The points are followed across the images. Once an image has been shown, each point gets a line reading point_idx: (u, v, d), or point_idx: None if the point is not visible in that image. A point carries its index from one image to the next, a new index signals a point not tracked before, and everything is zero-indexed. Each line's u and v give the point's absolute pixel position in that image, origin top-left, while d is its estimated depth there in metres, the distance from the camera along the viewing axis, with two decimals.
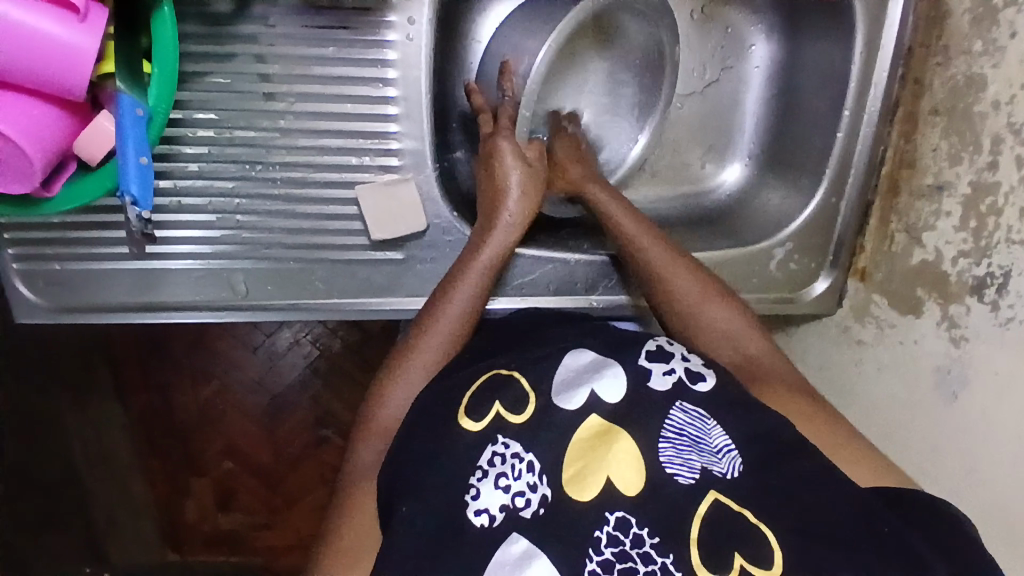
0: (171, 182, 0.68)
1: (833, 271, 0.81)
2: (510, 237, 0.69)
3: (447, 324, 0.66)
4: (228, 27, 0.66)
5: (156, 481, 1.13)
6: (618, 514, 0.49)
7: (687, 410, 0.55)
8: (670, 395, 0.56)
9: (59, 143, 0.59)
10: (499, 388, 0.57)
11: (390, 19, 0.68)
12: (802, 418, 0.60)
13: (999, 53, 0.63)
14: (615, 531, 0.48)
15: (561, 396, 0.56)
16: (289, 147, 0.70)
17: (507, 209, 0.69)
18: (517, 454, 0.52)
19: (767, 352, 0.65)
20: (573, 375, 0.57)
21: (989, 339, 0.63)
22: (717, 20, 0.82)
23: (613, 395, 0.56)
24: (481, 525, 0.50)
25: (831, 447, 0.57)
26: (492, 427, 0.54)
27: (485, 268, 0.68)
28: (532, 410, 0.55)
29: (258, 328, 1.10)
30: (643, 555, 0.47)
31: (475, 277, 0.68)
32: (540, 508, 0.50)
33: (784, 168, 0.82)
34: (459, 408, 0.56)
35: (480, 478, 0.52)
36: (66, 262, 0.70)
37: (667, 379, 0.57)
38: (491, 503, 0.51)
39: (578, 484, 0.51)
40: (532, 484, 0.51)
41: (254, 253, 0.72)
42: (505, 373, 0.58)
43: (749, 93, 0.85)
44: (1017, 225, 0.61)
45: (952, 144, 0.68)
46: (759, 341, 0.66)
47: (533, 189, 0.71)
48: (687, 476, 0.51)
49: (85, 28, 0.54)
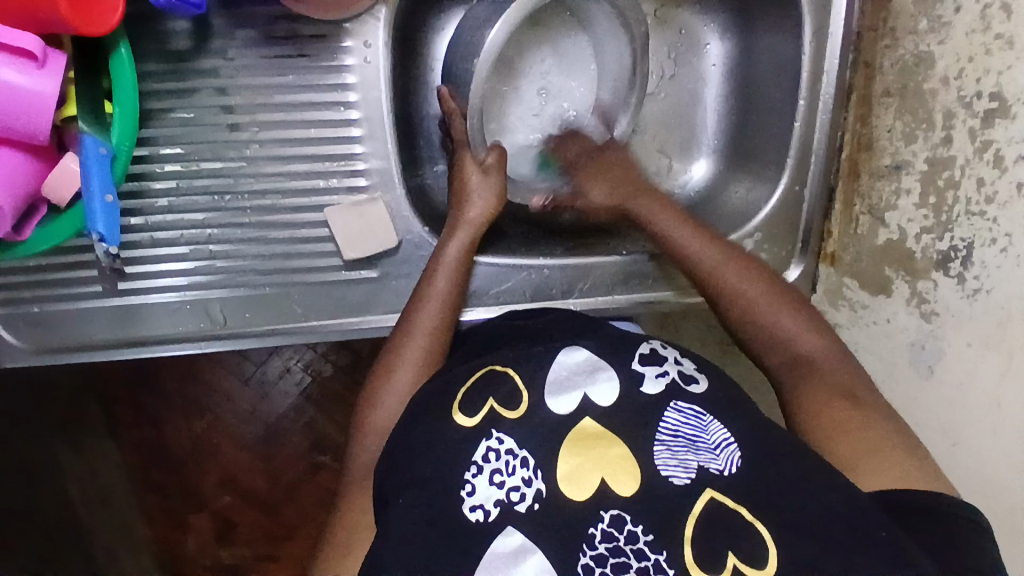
0: (142, 219, 0.70)
1: (803, 258, 0.82)
2: (473, 235, 0.72)
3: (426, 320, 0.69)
4: (187, 62, 0.68)
5: (154, 519, 1.12)
6: (613, 511, 0.50)
7: (683, 409, 0.56)
8: (663, 398, 0.56)
9: (27, 186, 0.60)
10: (492, 384, 0.58)
11: (346, 44, 0.69)
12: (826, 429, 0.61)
13: (945, 28, 0.65)
14: (610, 527, 0.50)
15: (553, 397, 0.56)
16: (257, 175, 0.71)
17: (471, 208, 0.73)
18: (511, 450, 0.53)
19: (827, 353, 0.67)
20: (567, 375, 0.58)
21: (959, 311, 0.64)
22: (671, 21, 0.84)
23: (607, 398, 0.56)
24: (476, 520, 0.51)
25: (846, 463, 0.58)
26: (486, 422, 0.55)
27: (452, 264, 0.71)
28: (526, 406, 0.56)
29: (248, 358, 1.11)
30: (637, 551, 0.49)
31: (445, 272, 0.70)
32: (535, 503, 0.51)
33: (748, 161, 0.84)
34: (454, 403, 0.57)
35: (475, 473, 0.52)
36: (44, 304, 0.71)
37: (661, 381, 0.58)
38: (486, 498, 0.51)
39: (573, 484, 0.52)
40: (527, 479, 0.52)
41: (230, 282, 0.72)
42: (498, 369, 0.59)
43: (708, 89, 0.86)
44: (976, 196, 0.62)
45: (906, 123, 0.70)
46: (819, 344, 0.68)
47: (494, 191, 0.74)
48: (682, 476, 0.51)
49: (46, 74, 0.55)
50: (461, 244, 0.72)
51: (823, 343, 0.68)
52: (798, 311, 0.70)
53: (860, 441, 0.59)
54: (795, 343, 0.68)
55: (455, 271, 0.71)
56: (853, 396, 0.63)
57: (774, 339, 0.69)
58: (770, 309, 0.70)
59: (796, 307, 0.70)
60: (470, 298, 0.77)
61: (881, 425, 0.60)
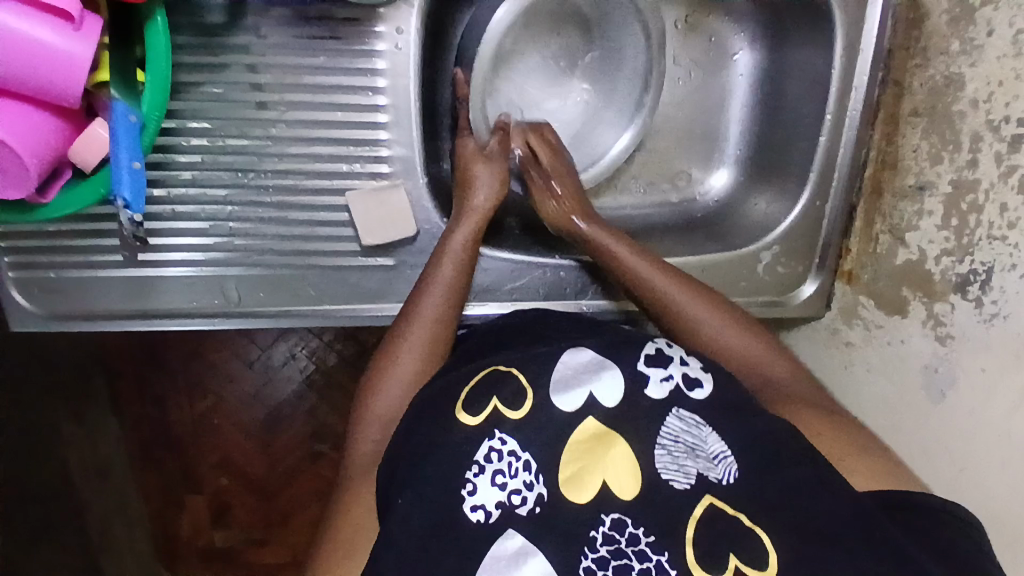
0: (164, 191, 0.70)
1: (820, 274, 0.81)
2: (479, 222, 0.72)
3: (430, 302, 0.69)
4: (220, 38, 0.68)
5: (151, 495, 1.12)
6: (614, 515, 0.50)
7: (684, 416, 0.55)
8: (666, 403, 0.55)
9: (55, 149, 0.60)
10: (497, 384, 0.56)
11: (379, 30, 0.70)
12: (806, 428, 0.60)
13: (977, 51, 0.65)
14: (611, 530, 0.50)
15: (558, 394, 0.55)
16: (281, 155, 0.71)
17: (475, 197, 0.73)
18: (514, 452, 0.53)
19: (794, 379, 0.66)
20: (571, 374, 0.57)
21: (976, 336, 0.64)
22: (701, 29, 0.84)
23: (610, 400, 0.56)
24: (477, 521, 0.50)
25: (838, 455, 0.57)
26: (490, 421, 0.54)
27: (458, 251, 0.71)
28: (531, 402, 0.55)
29: (255, 341, 1.11)
30: (638, 552, 0.49)
31: (452, 261, 0.70)
32: (536, 507, 0.51)
33: (770, 173, 0.84)
34: (458, 401, 0.57)
35: (476, 473, 0.52)
36: (61, 270, 0.71)
37: (664, 386, 0.57)
38: (487, 500, 0.51)
39: (576, 487, 0.52)
40: (529, 483, 0.52)
41: (247, 259, 0.72)
42: (503, 369, 0.58)
43: (734, 100, 0.86)
44: (998, 221, 0.62)
45: (932, 144, 0.70)
46: (785, 370, 0.67)
47: (497, 180, 0.75)
48: (682, 482, 0.52)
49: (81, 36, 0.56)
50: (467, 231, 0.72)
51: (790, 369, 0.67)
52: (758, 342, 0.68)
53: (842, 445, 0.58)
54: (761, 365, 0.67)
55: (461, 259, 0.71)
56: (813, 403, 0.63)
57: (732, 356, 0.68)
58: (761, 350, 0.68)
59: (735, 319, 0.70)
60: (482, 293, 0.77)
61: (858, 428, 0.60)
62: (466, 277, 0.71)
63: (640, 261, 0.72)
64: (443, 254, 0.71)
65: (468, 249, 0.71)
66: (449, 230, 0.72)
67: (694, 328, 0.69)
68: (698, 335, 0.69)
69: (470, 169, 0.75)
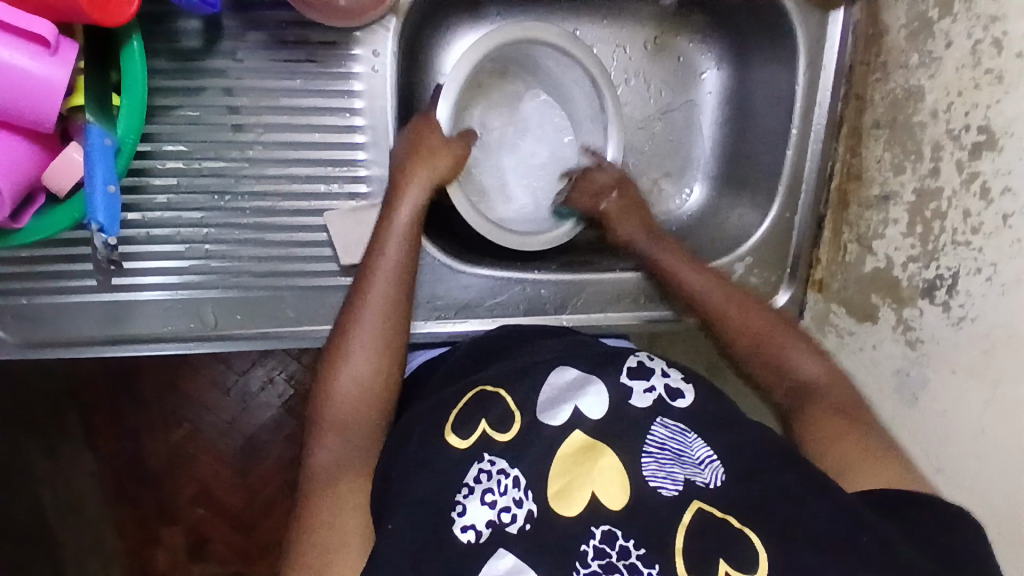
0: (140, 214, 0.69)
1: (792, 284, 0.83)
2: (425, 193, 0.70)
3: (382, 286, 0.67)
4: (196, 61, 0.69)
5: (127, 531, 1.09)
6: (605, 528, 0.50)
7: (669, 424, 0.56)
8: (650, 412, 0.57)
9: (27, 173, 0.59)
10: (485, 403, 0.58)
11: (355, 52, 0.71)
12: (819, 446, 0.64)
13: (935, 64, 0.68)
14: (602, 544, 0.50)
15: (546, 412, 0.57)
16: (258, 176, 0.71)
17: (418, 167, 0.70)
18: (504, 470, 0.53)
19: (831, 375, 0.69)
20: (558, 393, 0.58)
21: (945, 338, 0.66)
22: (669, 49, 0.87)
23: (596, 411, 0.57)
24: (468, 541, 0.50)
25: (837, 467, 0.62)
26: (478, 445, 0.55)
27: (405, 225, 0.69)
28: (520, 427, 0.56)
29: (231, 367, 1.09)
30: (630, 566, 0.48)
31: (399, 235, 0.68)
32: (526, 524, 0.51)
33: (741, 185, 0.86)
34: (447, 424, 0.57)
35: (466, 494, 0.52)
36: (34, 297, 0.70)
37: (648, 396, 0.58)
38: (478, 519, 0.51)
39: (565, 499, 0.52)
40: (518, 499, 0.52)
41: (224, 282, 0.72)
42: (490, 390, 0.59)
43: (703, 116, 0.89)
44: (962, 226, 0.64)
45: (895, 155, 0.72)
46: (822, 370, 0.70)
47: (440, 150, 0.72)
48: (670, 488, 0.52)
49: (58, 62, 0.56)
50: (414, 204, 0.69)
51: (826, 369, 0.70)
52: (791, 339, 0.72)
53: (854, 454, 0.62)
54: (798, 367, 0.70)
55: (409, 233, 0.69)
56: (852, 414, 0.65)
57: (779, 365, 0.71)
58: (782, 338, 0.72)
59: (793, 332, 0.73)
60: (462, 309, 0.78)
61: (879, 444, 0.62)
62: (415, 249, 0.69)
63: (699, 281, 0.76)
64: (388, 229, 0.68)
65: (416, 224, 0.69)
66: (392, 205, 0.69)
67: (763, 346, 0.73)
68: (763, 350, 0.73)
69: (420, 142, 0.71)
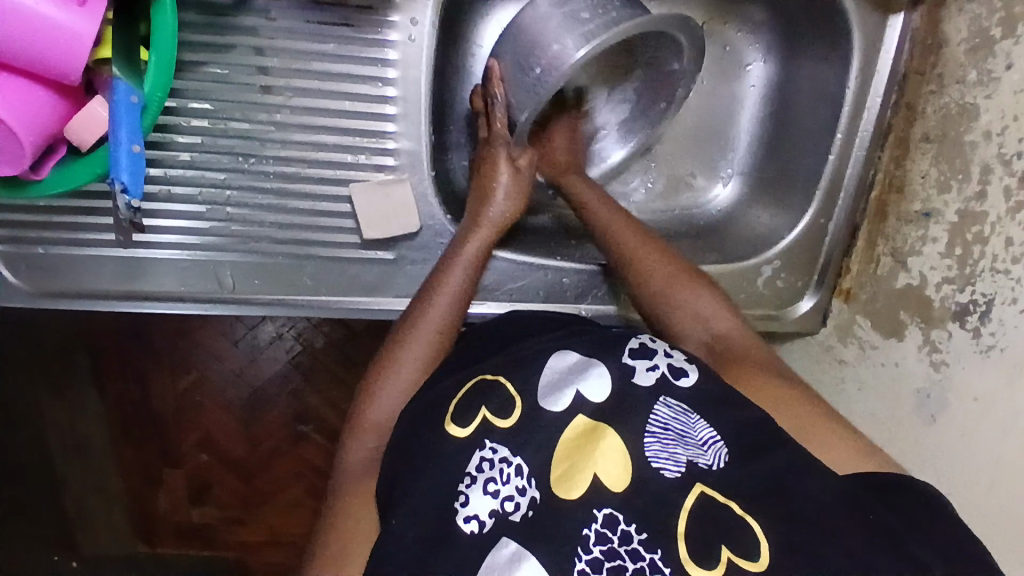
0: (162, 171, 0.68)
1: (818, 291, 0.82)
2: (493, 234, 0.71)
3: (439, 310, 0.67)
4: (226, 17, 0.66)
5: (129, 471, 1.11)
6: (607, 511, 0.49)
7: (671, 404, 0.56)
8: (654, 391, 0.56)
9: (50, 127, 0.57)
10: (486, 393, 0.57)
11: (392, 19, 0.68)
12: (784, 411, 0.60)
13: (993, 83, 0.65)
14: (604, 529, 0.48)
15: (547, 398, 0.56)
16: (284, 141, 0.69)
17: (493, 206, 0.72)
18: (505, 459, 0.53)
19: (737, 331, 0.67)
20: (559, 376, 0.57)
21: (970, 364, 0.64)
22: (716, 37, 0.84)
23: (599, 394, 0.56)
24: (471, 532, 0.50)
25: (804, 433, 0.58)
26: (479, 432, 0.54)
27: (471, 258, 0.70)
28: (520, 413, 0.55)
29: (241, 320, 1.09)
30: (631, 551, 0.47)
31: (462, 267, 0.69)
32: (529, 511, 0.50)
33: (775, 185, 0.83)
34: (447, 415, 0.56)
35: (468, 484, 0.52)
36: (50, 246, 0.69)
37: (651, 375, 0.57)
38: (481, 509, 0.51)
39: (566, 482, 0.51)
40: (520, 488, 0.52)
41: (244, 246, 0.71)
42: (490, 378, 0.58)
43: (744, 109, 0.85)
44: (1002, 255, 0.62)
45: (941, 172, 0.70)
46: (728, 320, 0.67)
47: (519, 190, 0.73)
48: (672, 470, 0.51)
49: (85, 13, 0.53)
50: (482, 241, 0.70)
51: (732, 320, 0.67)
52: (689, 284, 0.70)
53: (808, 421, 0.58)
54: (704, 318, 0.67)
55: (472, 267, 0.70)
56: (783, 373, 0.63)
57: (687, 313, 0.68)
58: (679, 286, 0.69)
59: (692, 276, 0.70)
60: (482, 292, 0.76)
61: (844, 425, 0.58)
62: (473, 285, 0.70)
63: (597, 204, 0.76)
64: (453, 259, 0.69)
65: (481, 259, 0.70)
66: (462, 238, 0.71)
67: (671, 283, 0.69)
68: (671, 291, 0.69)
69: (489, 179, 0.72)
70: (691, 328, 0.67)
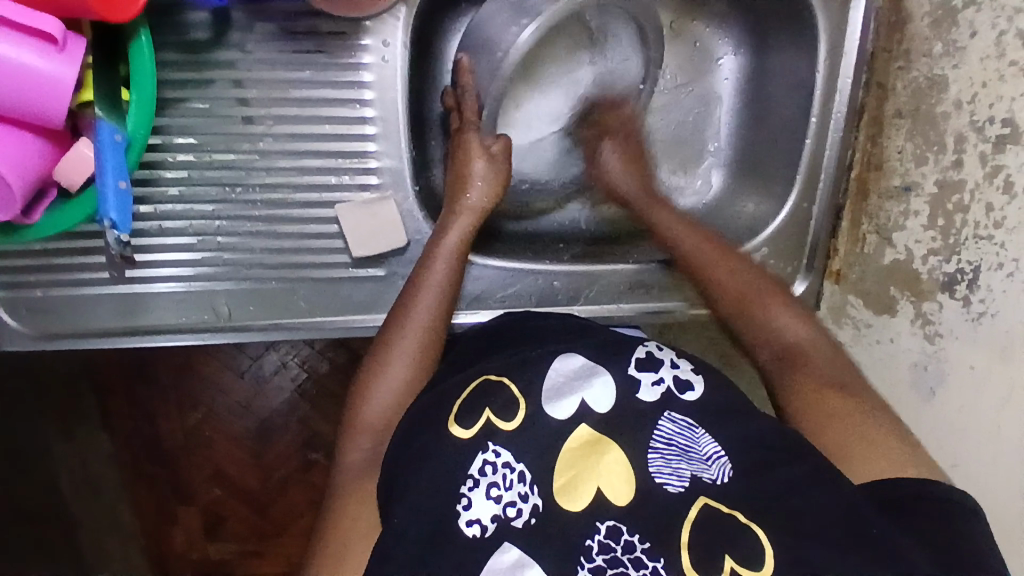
0: (152, 207, 0.69)
1: (809, 275, 0.82)
2: (472, 221, 0.73)
3: (425, 304, 0.69)
4: (205, 53, 0.68)
5: (144, 514, 1.13)
6: (610, 522, 0.50)
7: (676, 419, 0.56)
8: (658, 406, 0.56)
9: (39, 171, 0.59)
10: (488, 394, 0.57)
11: (365, 42, 0.70)
12: (820, 416, 0.61)
13: (959, 53, 0.65)
14: (607, 539, 0.49)
15: (552, 403, 0.56)
16: (269, 168, 0.71)
17: (470, 194, 0.73)
18: (508, 464, 0.53)
19: (812, 341, 0.67)
20: (564, 380, 0.57)
21: (963, 334, 0.64)
22: (685, 34, 0.85)
23: (603, 403, 0.56)
24: (473, 535, 0.50)
25: (841, 449, 0.59)
26: (482, 434, 0.54)
27: (453, 248, 0.71)
28: (524, 415, 0.55)
29: (244, 352, 1.10)
30: (634, 560, 0.48)
31: (444, 258, 0.71)
32: (532, 518, 0.51)
33: (757, 174, 0.84)
34: (450, 415, 0.56)
35: (471, 487, 0.52)
36: (47, 289, 0.71)
37: (656, 388, 0.57)
38: (483, 513, 0.51)
39: (569, 493, 0.51)
40: (524, 494, 0.52)
41: (236, 274, 0.72)
42: (494, 378, 0.58)
43: (719, 102, 0.87)
44: (984, 221, 0.63)
45: (917, 145, 0.70)
46: (800, 326, 0.68)
47: (495, 177, 0.75)
48: (676, 484, 0.51)
49: (65, 59, 0.55)
50: (463, 229, 0.72)
51: (803, 325, 0.69)
52: (772, 295, 0.71)
53: (852, 429, 0.59)
54: (775, 324, 0.69)
55: (455, 257, 0.71)
56: (840, 386, 0.63)
57: (762, 324, 0.70)
58: (765, 299, 0.71)
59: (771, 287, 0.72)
60: (474, 301, 0.78)
61: (878, 419, 0.59)
62: (458, 275, 0.71)
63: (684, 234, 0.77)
64: (436, 251, 0.71)
65: (463, 248, 0.72)
66: (443, 228, 0.72)
67: (744, 302, 0.72)
68: (744, 307, 0.72)
69: (463, 172, 0.74)
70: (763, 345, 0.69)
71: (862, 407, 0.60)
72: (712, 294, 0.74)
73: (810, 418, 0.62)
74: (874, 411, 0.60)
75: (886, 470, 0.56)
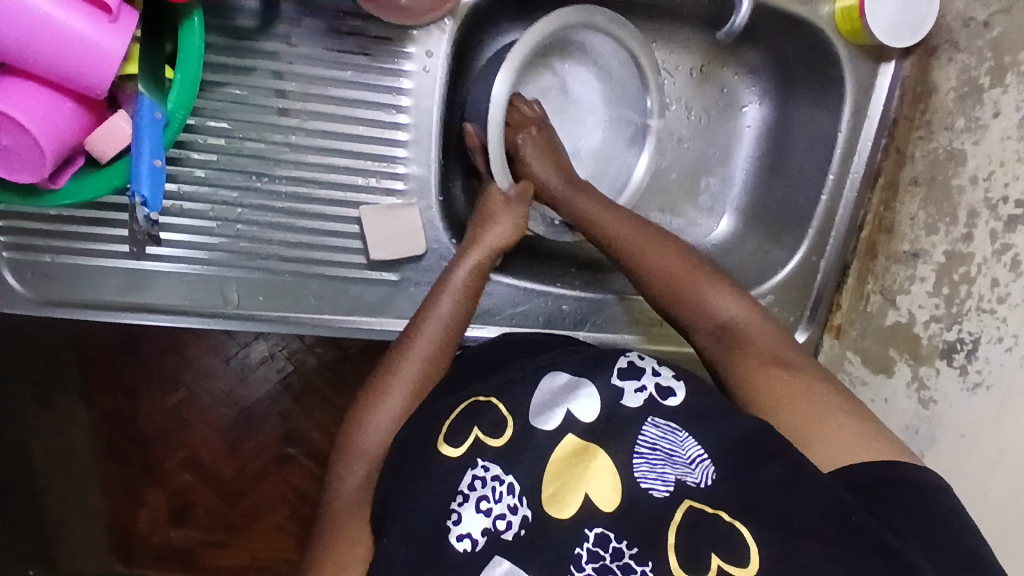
0: (176, 186, 0.69)
1: (810, 326, 0.84)
2: (483, 261, 0.72)
3: (426, 342, 0.68)
4: (249, 41, 0.68)
5: (110, 489, 1.10)
6: (598, 530, 0.50)
7: (659, 424, 0.55)
8: (641, 411, 0.56)
9: (71, 138, 0.59)
10: (475, 414, 0.56)
11: (408, 50, 0.71)
12: (777, 394, 0.60)
13: (981, 131, 0.68)
14: (595, 547, 0.49)
15: (539, 418, 0.56)
16: (297, 162, 0.71)
17: (486, 234, 0.73)
18: (498, 477, 0.53)
19: (750, 315, 0.66)
20: (550, 397, 0.57)
21: (958, 402, 0.66)
22: (714, 79, 0.87)
23: (590, 413, 0.56)
24: (463, 550, 0.50)
25: (798, 433, 0.57)
26: (471, 451, 0.54)
27: (460, 286, 0.71)
28: (512, 432, 0.55)
29: (233, 338, 1.09)
30: (624, 566, 0.48)
31: (451, 294, 0.70)
32: (521, 530, 0.50)
33: (769, 223, 0.86)
34: (439, 436, 0.56)
35: (461, 503, 0.52)
36: (57, 255, 0.70)
37: (639, 395, 0.57)
38: (473, 527, 0.50)
39: (557, 502, 0.51)
40: (513, 506, 0.52)
41: (250, 263, 0.72)
42: (482, 399, 0.58)
43: (740, 148, 0.89)
44: (989, 294, 0.65)
45: (930, 215, 0.73)
46: (738, 305, 0.66)
47: (512, 221, 0.74)
48: (660, 489, 0.51)
49: (117, 29, 0.55)
50: (471, 268, 0.71)
51: (742, 304, 0.66)
52: (703, 278, 0.68)
53: (808, 414, 0.58)
54: (713, 308, 0.66)
55: (463, 295, 0.71)
56: (783, 360, 0.62)
57: (696, 305, 0.67)
58: (696, 282, 0.68)
59: (708, 273, 0.69)
60: (483, 316, 0.78)
61: (840, 410, 0.58)
62: (465, 311, 0.71)
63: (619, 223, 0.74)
64: (445, 288, 0.71)
65: (471, 287, 0.71)
66: (453, 264, 0.72)
67: (674, 289, 0.69)
68: (675, 295, 0.69)
69: (488, 206, 0.75)
70: (702, 322, 0.67)
71: (807, 381, 0.60)
72: (641, 277, 0.71)
73: (762, 395, 0.60)
74: (826, 394, 0.59)
75: (850, 456, 0.54)
